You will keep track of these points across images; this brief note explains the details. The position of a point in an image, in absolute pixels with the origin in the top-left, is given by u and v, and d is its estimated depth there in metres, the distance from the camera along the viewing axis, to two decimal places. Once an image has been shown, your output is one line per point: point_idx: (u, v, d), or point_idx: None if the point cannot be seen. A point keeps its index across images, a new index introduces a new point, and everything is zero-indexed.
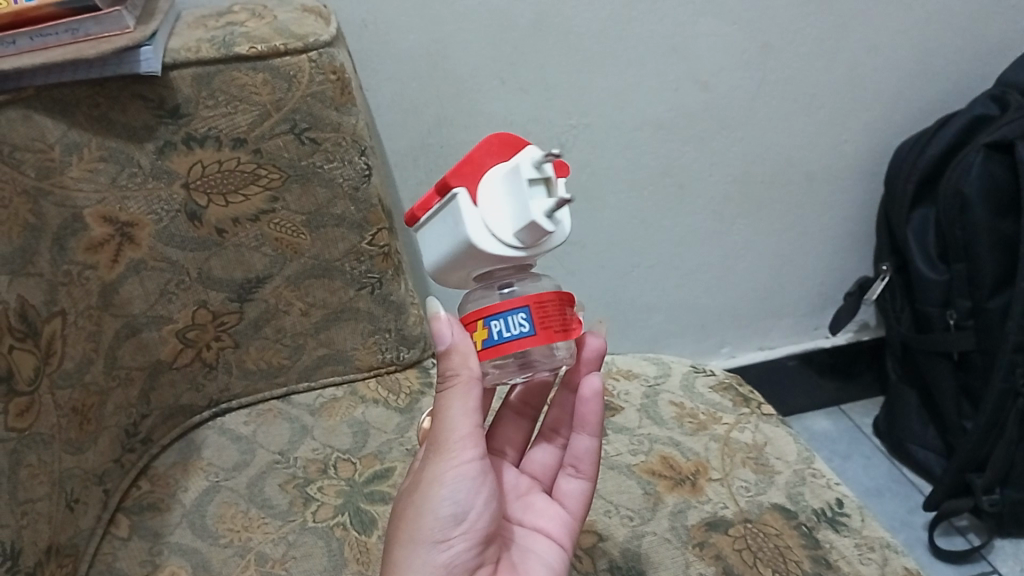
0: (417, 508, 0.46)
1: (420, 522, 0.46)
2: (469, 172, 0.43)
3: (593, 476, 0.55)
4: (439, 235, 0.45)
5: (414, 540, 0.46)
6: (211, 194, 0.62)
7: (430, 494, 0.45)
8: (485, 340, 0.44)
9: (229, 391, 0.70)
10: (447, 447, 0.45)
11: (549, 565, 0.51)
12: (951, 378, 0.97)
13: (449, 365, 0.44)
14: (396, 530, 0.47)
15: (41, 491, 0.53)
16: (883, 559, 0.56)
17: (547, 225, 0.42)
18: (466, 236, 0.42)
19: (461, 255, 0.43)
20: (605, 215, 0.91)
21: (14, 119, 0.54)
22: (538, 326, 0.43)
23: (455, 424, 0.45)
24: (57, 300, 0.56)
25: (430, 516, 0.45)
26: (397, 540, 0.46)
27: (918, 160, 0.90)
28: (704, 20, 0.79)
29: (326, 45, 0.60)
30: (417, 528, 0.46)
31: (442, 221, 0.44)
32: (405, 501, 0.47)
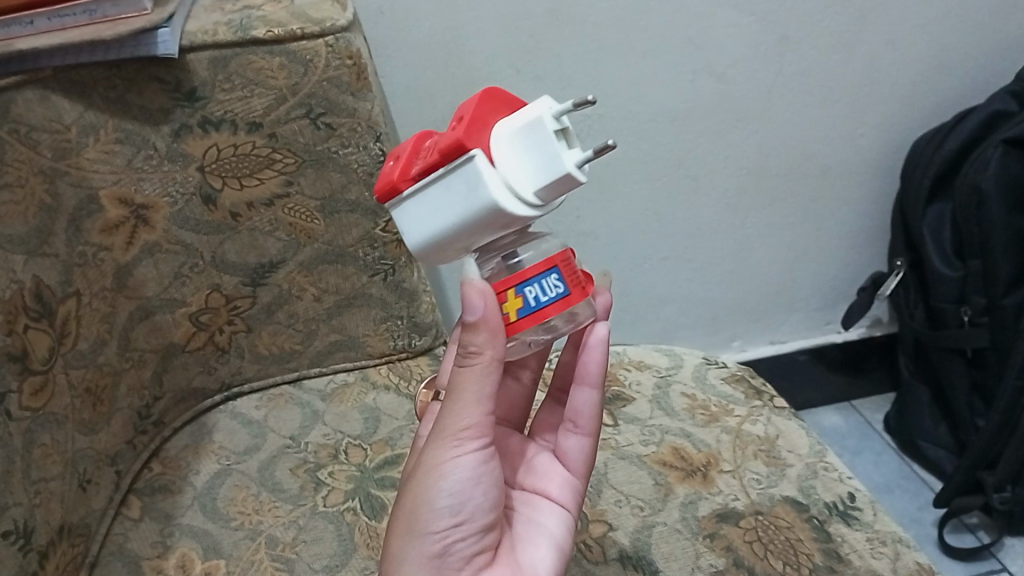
0: (415, 496, 0.45)
1: (417, 512, 0.45)
2: (478, 130, 0.38)
3: (593, 432, 0.54)
4: (440, 206, 0.39)
5: (409, 529, 0.45)
6: (226, 177, 0.62)
7: (430, 486, 0.44)
8: (521, 309, 0.40)
9: (241, 375, 0.71)
10: (450, 436, 0.43)
11: (550, 534, 0.51)
12: (964, 375, 0.97)
13: (473, 342, 0.41)
14: (396, 515, 0.46)
15: (54, 471, 0.53)
16: (894, 553, 0.56)
17: (580, 178, 0.37)
18: (487, 201, 0.37)
19: (474, 223, 0.39)
20: (617, 206, 0.91)
21: (31, 99, 0.53)
22: (571, 285, 0.40)
23: (464, 416, 0.43)
24: (73, 281, 0.57)
25: (427, 509, 0.44)
26: (394, 526, 0.46)
27: (935, 156, 0.90)
28: (722, 11, 0.79)
29: (343, 30, 0.59)
30: (414, 517, 0.45)
31: (444, 189, 0.39)
32: (407, 484, 0.46)
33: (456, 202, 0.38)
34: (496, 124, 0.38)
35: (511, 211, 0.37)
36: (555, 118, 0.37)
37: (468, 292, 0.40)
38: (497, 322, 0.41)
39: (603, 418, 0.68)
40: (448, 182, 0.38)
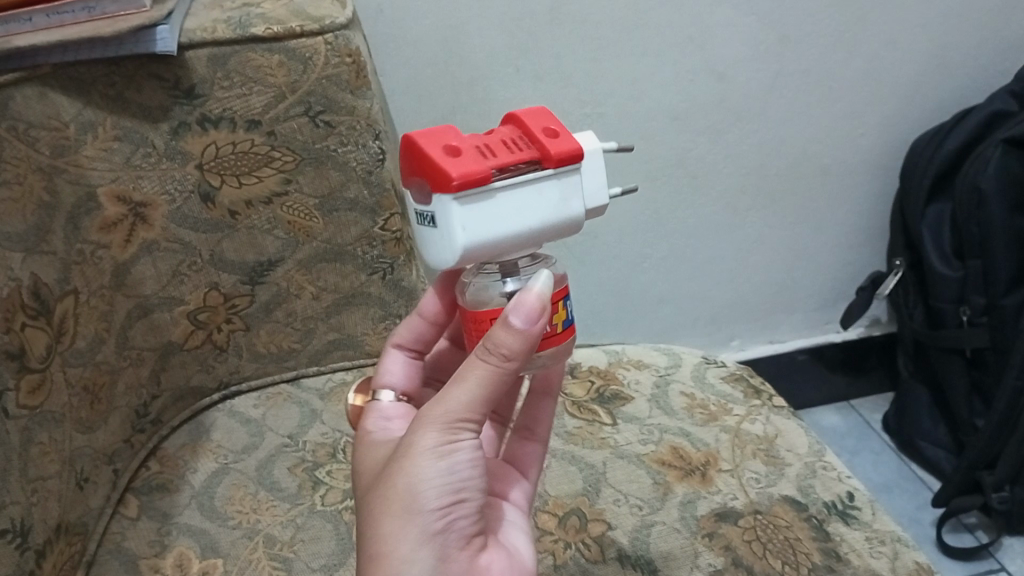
0: (407, 478, 0.40)
1: (414, 492, 0.40)
2: None
3: (547, 439, 0.56)
4: (522, 209, 0.39)
5: (402, 512, 0.40)
6: (224, 175, 0.62)
7: (430, 465, 0.40)
8: (563, 321, 0.43)
9: (239, 373, 0.71)
10: (447, 421, 0.40)
11: (516, 529, 0.49)
12: (963, 375, 0.97)
13: (504, 341, 0.39)
14: (380, 497, 0.40)
15: (52, 469, 0.53)
16: (893, 552, 0.56)
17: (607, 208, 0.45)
18: (575, 212, 0.41)
19: (547, 230, 0.41)
20: (615, 205, 0.91)
21: (29, 97, 0.53)
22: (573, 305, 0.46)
23: (465, 403, 0.40)
24: (70, 279, 0.56)
25: (424, 489, 0.40)
26: (380, 508, 0.40)
27: (935, 155, 0.90)
28: (721, 10, 0.79)
29: (342, 28, 0.59)
30: (408, 499, 0.40)
31: (533, 192, 0.40)
32: (391, 466, 0.41)
33: (543, 209, 0.40)
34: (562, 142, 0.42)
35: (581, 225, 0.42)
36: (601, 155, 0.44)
37: (517, 306, 0.39)
38: (537, 337, 0.39)
39: (602, 417, 0.67)
40: (541, 186, 0.40)
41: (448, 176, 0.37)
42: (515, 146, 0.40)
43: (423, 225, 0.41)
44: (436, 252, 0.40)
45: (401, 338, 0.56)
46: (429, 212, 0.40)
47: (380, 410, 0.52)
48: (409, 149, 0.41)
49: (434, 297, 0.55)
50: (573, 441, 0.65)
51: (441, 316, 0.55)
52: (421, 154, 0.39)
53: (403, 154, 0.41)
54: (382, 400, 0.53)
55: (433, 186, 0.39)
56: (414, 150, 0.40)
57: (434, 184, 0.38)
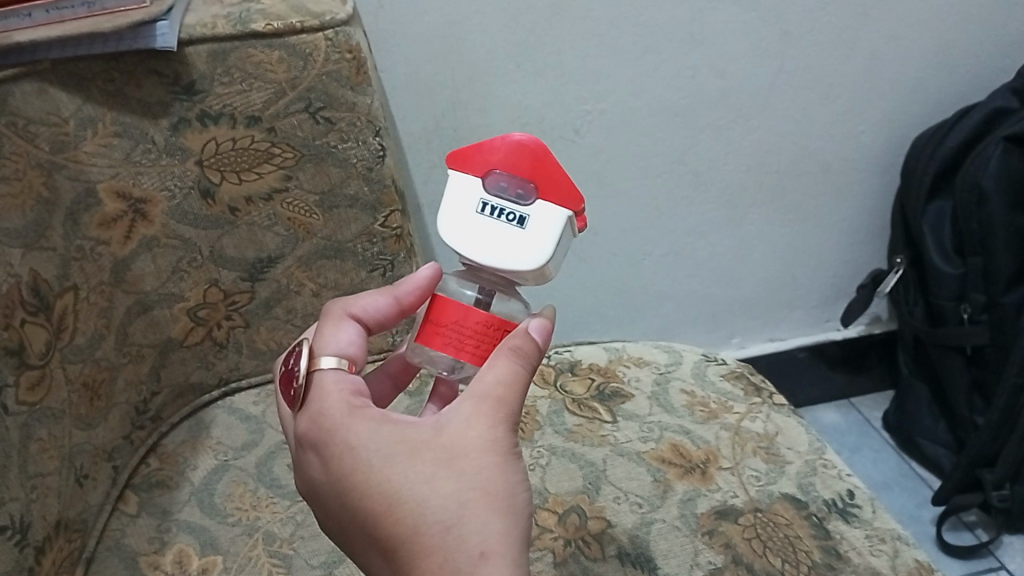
0: (504, 474, 0.39)
1: (508, 485, 0.39)
2: None
3: None
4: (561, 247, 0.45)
5: (509, 508, 0.39)
6: (224, 171, 0.62)
7: (510, 460, 0.40)
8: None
9: (239, 370, 0.71)
10: (509, 422, 0.41)
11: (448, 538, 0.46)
12: (963, 372, 0.97)
13: (531, 355, 0.42)
14: (479, 495, 0.38)
15: (52, 466, 0.53)
16: (894, 550, 0.56)
17: None
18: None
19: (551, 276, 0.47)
20: (616, 202, 0.90)
21: (29, 92, 0.53)
22: None
23: (516, 401, 0.41)
24: (70, 275, 0.56)
25: (518, 487, 0.39)
26: (480, 503, 0.38)
27: (936, 152, 0.89)
28: (722, 7, 0.78)
29: (342, 24, 0.60)
30: (510, 494, 0.39)
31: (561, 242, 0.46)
32: (467, 460, 0.39)
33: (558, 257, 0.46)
34: None
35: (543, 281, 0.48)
36: None
37: (535, 323, 0.44)
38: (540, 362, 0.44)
39: (602, 414, 0.67)
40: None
41: (578, 196, 0.42)
42: None
43: (501, 220, 0.42)
44: (509, 250, 0.42)
45: (359, 309, 0.47)
46: (524, 212, 0.42)
47: (341, 389, 0.43)
48: (509, 149, 0.42)
49: (419, 289, 0.48)
50: (573, 438, 0.65)
51: (412, 311, 0.48)
52: (539, 164, 0.42)
53: (501, 146, 0.42)
54: (336, 376, 0.44)
55: (550, 195, 0.42)
56: (530, 152, 0.42)
57: (553, 193, 0.42)
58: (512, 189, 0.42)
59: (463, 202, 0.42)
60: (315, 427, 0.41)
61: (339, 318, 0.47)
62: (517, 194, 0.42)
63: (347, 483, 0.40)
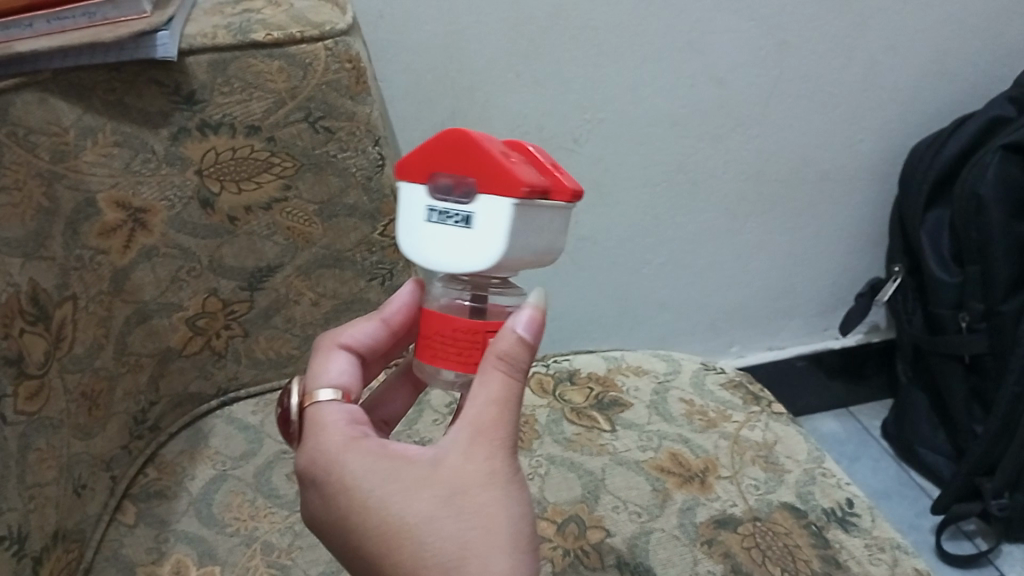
0: (506, 507, 0.38)
1: (512, 519, 0.38)
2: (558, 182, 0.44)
3: None
4: (543, 230, 0.41)
5: (515, 543, 0.38)
6: (224, 181, 0.62)
7: (513, 491, 0.39)
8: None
9: (237, 379, 0.71)
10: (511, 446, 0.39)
11: None
12: (962, 381, 0.97)
13: (524, 361, 0.40)
14: (480, 534, 0.38)
15: (50, 476, 0.53)
16: (893, 559, 0.56)
17: None
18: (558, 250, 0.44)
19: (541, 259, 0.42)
20: (615, 211, 0.91)
21: (29, 102, 0.53)
22: None
23: (512, 419, 0.39)
24: (69, 285, 0.56)
25: (523, 519, 0.39)
26: (482, 542, 0.37)
27: (934, 161, 0.90)
28: (721, 16, 0.79)
29: (342, 34, 0.60)
30: (515, 528, 0.38)
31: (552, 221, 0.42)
32: (466, 497, 0.38)
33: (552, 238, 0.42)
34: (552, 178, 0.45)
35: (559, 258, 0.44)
36: None
37: (521, 316, 0.41)
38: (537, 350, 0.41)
39: (601, 423, 0.67)
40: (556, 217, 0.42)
41: (520, 181, 0.37)
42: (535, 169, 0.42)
43: (449, 224, 0.39)
44: (463, 254, 0.39)
45: (346, 339, 0.49)
46: (468, 212, 0.39)
47: (334, 413, 0.43)
48: (450, 147, 0.39)
49: (404, 307, 0.51)
50: (572, 447, 0.65)
51: (399, 332, 0.51)
52: (478, 154, 0.38)
53: (439, 145, 0.40)
54: (330, 400, 0.45)
55: (489, 187, 0.38)
56: (464, 146, 0.39)
57: (493, 184, 0.38)
58: (459, 189, 0.39)
59: (416, 212, 0.41)
60: (314, 463, 0.42)
61: (330, 350, 0.49)
62: (463, 193, 0.39)
63: (349, 521, 0.40)
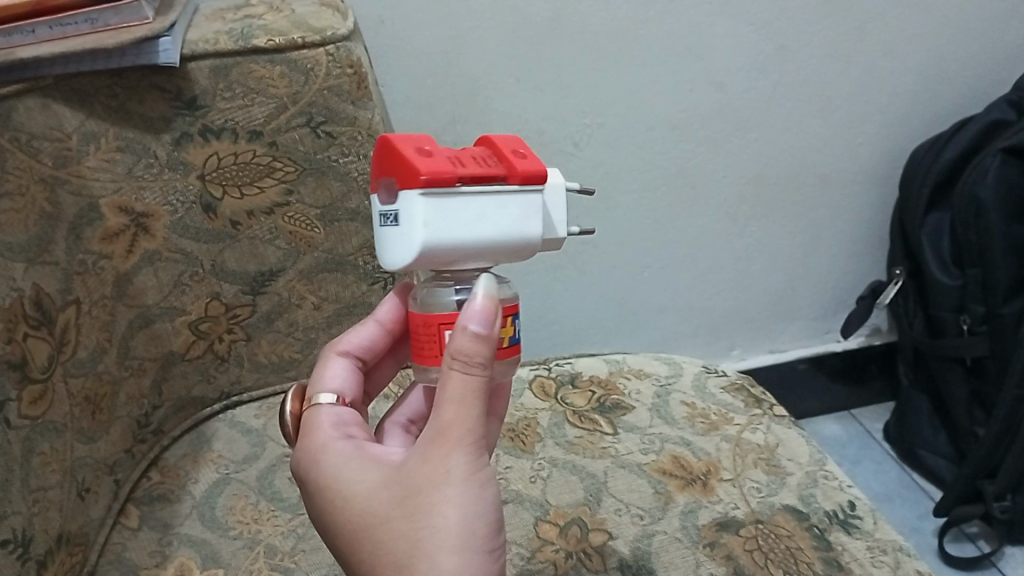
0: (459, 510, 0.37)
1: (465, 520, 0.37)
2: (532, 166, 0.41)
3: None
4: (483, 215, 0.38)
5: (467, 547, 0.37)
6: (226, 186, 0.62)
7: (469, 492, 0.37)
8: (512, 338, 0.40)
9: (240, 384, 0.71)
10: (474, 442, 0.38)
11: None
12: (963, 384, 0.97)
13: (483, 354, 0.37)
14: (431, 537, 0.37)
15: (54, 480, 0.53)
16: (895, 562, 0.56)
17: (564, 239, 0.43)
18: (534, 233, 0.39)
19: (502, 246, 0.39)
20: (616, 215, 0.91)
21: (32, 108, 0.53)
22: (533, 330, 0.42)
23: (473, 416, 0.37)
24: (72, 290, 0.57)
25: (480, 520, 0.37)
26: (432, 544, 0.37)
27: (933, 164, 0.90)
28: (720, 21, 0.79)
29: (343, 39, 0.60)
30: (468, 531, 0.37)
31: (498, 203, 0.38)
32: (418, 499, 0.37)
33: (502, 224, 0.38)
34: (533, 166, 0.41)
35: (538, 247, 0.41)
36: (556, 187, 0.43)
37: (472, 310, 0.38)
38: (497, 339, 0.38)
39: (603, 426, 0.67)
40: (503, 203, 0.38)
41: (417, 172, 0.36)
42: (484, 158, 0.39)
43: (385, 224, 0.39)
44: (394, 251, 0.39)
45: (343, 346, 0.51)
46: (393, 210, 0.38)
47: (330, 415, 0.45)
48: (385, 150, 0.39)
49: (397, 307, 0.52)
50: (574, 450, 0.65)
51: (397, 331, 0.52)
52: (396, 152, 0.38)
53: (379, 151, 0.40)
54: (328, 402, 0.47)
55: (401, 183, 0.37)
56: (389, 148, 0.39)
57: (402, 179, 0.37)
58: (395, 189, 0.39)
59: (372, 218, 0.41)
60: (301, 464, 0.43)
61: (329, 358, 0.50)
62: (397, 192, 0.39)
63: (325, 518, 0.41)
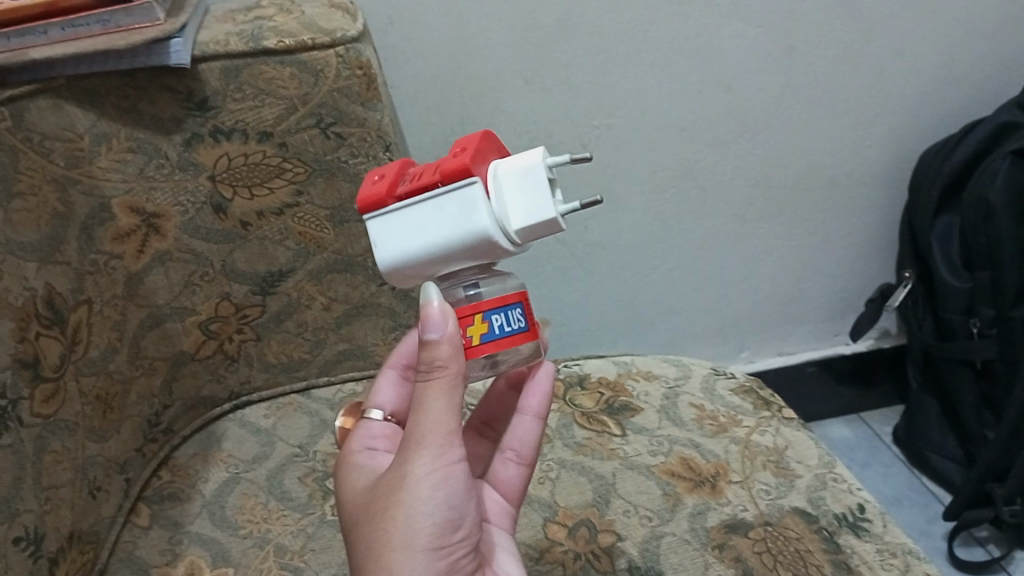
0: (408, 509, 0.42)
1: (411, 518, 0.42)
2: (480, 160, 0.41)
3: (531, 462, 0.56)
4: (423, 224, 0.41)
5: (411, 543, 0.42)
6: (236, 186, 0.62)
7: (419, 494, 0.42)
8: (484, 335, 0.42)
9: (250, 384, 0.71)
10: (434, 448, 0.42)
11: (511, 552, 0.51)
12: (973, 387, 0.97)
13: (441, 362, 0.41)
14: (382, 531, 0.42)
15: (65, 478, 0.53)
16: (904, 565, 0.56)
17: (561, 223, 0.41)
18: (480, 226, 0.40)
19: (459, 246, 0.41)
20: (624, 216, 0.91)
21: (45, 108, 0.53)
22: (529, 323, 0.44)
23: (433, 423, 0.42)
24: (84, 289, 0.57)
25: (425, 520, 0.42)
26: (381, 537, 0.42)
27: (943, 167, 0.90)
28: (729, 23, 0.79)
29: (353, 41, 0.58)
30: (414, 529, 0.42)
31: (434, 209, 0.41)
32: (383, 496, 0.43)
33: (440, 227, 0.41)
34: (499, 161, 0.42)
35: (500, 240, 0.41)
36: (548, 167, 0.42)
37: (430, 316, 0.42)
38: (457, 341, 0.42)
39: (611, 428, 0.67)
40: (438, 207, 0.41)
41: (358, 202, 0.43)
42: (433, 167, 0.42)
43: None
44: None
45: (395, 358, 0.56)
46: None
47: (366, 430, 0.53)
48: None
49: None
50: (582, 452, 0.65)
51: None
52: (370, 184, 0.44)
53: None
54: (372, 418, 0.54)
55: None
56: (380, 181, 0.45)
57: None
58: None
59: None
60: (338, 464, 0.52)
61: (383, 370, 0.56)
62: None
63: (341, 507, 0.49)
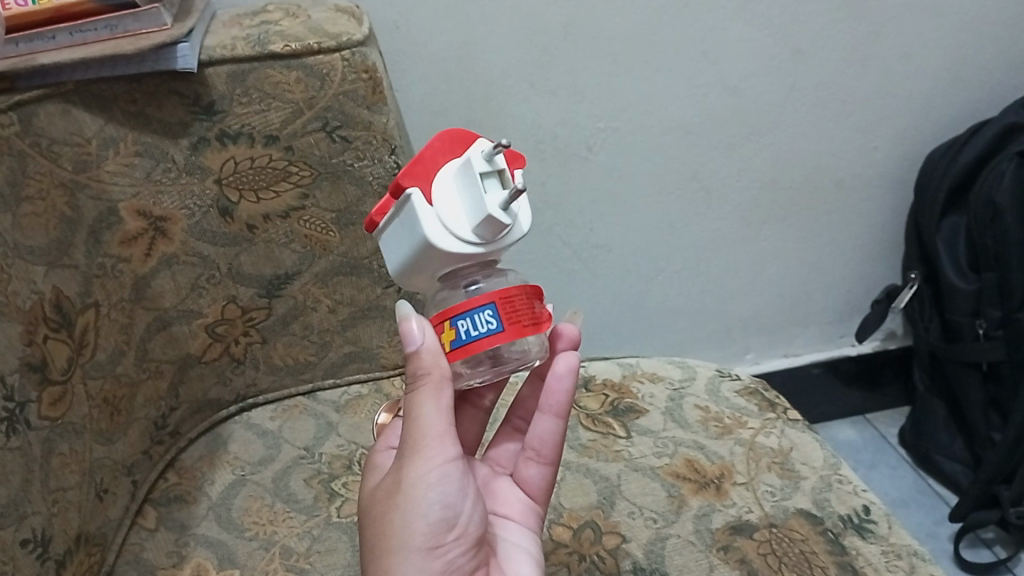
0: (403, 513, 0.43)
1: (406, 521, 0.43)
2: (420, 171, 0.42)
3: (553, 461, 0.56)
4: (396, 238, 0.44)
5: (407, 546, 0.43)
6: (242, 190, 0.63)
7: (413, 497, 0.43)
8: (453, 340, 0.42)
9: (256, 386, 0.71)
10: (426, 451, 0.43)
11: (524, 549, 0.52)
12: (980, 390, 0.96)
13: (424, 367, 0.42)
14: (381, 535, 0.44)
15: (73, 480, 0.54)
16: (910, 566, 0.56)
17: (502, 217, 0.41)
18: (421, 236, 0.41)
19: (420, 256, 0.43)
20: (630, 219, 0.91)
21: (53, 113, 0.54)
22: (505, 322, 0.41)
23: (422, 426, 0.43)
24: (92, 293, 0.57)
25: (419, 521, 0.43)
26: (380, 539, 0.44)
27: (948, 169, 0.90)
28: (734, 26, 0.79)
29: (359, 44, 0.59)
30: (409, 532, 0.43)
31: (399, 223, 0.43)
32: (381, 501, 0.45)
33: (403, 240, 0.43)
34: (445, 165, 0.43)
35: (450, 243, 0.42)
36: (484, 161, 0.42)
37: (405, 328, 0.43)
38: (436, 348, 0.43)
39: (616, 429, 0.68)
40: (400, 221, 0.43)
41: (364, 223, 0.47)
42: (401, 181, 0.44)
43: None
44: None
45: None
46: None
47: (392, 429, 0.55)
48: None
49: None
50: (587, 453, 0.65)
51: None
52: None
53: None
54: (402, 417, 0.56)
55: None
56: None
57: None
58: None
59: None
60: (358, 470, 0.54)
61: None
62: None
63: None
